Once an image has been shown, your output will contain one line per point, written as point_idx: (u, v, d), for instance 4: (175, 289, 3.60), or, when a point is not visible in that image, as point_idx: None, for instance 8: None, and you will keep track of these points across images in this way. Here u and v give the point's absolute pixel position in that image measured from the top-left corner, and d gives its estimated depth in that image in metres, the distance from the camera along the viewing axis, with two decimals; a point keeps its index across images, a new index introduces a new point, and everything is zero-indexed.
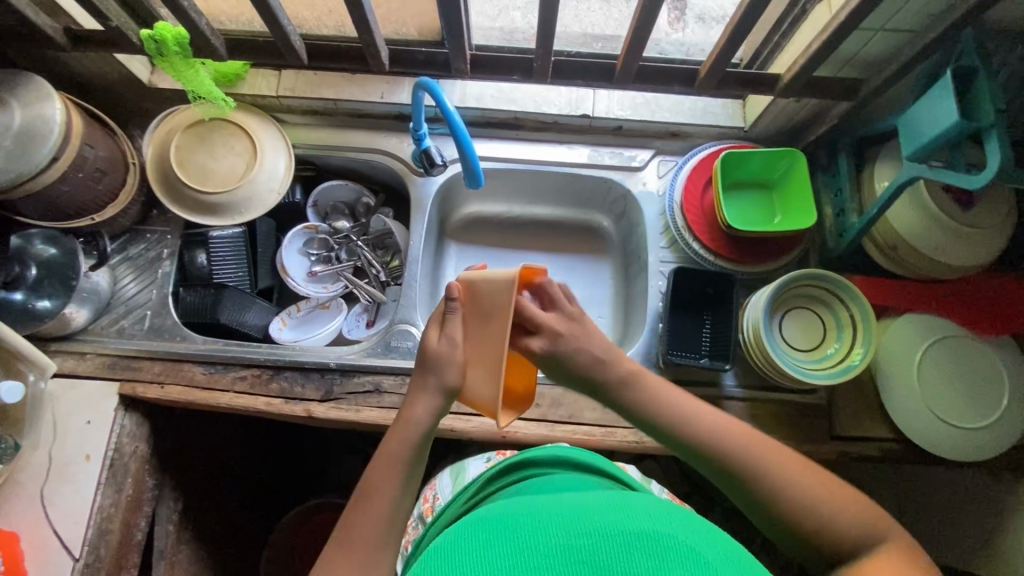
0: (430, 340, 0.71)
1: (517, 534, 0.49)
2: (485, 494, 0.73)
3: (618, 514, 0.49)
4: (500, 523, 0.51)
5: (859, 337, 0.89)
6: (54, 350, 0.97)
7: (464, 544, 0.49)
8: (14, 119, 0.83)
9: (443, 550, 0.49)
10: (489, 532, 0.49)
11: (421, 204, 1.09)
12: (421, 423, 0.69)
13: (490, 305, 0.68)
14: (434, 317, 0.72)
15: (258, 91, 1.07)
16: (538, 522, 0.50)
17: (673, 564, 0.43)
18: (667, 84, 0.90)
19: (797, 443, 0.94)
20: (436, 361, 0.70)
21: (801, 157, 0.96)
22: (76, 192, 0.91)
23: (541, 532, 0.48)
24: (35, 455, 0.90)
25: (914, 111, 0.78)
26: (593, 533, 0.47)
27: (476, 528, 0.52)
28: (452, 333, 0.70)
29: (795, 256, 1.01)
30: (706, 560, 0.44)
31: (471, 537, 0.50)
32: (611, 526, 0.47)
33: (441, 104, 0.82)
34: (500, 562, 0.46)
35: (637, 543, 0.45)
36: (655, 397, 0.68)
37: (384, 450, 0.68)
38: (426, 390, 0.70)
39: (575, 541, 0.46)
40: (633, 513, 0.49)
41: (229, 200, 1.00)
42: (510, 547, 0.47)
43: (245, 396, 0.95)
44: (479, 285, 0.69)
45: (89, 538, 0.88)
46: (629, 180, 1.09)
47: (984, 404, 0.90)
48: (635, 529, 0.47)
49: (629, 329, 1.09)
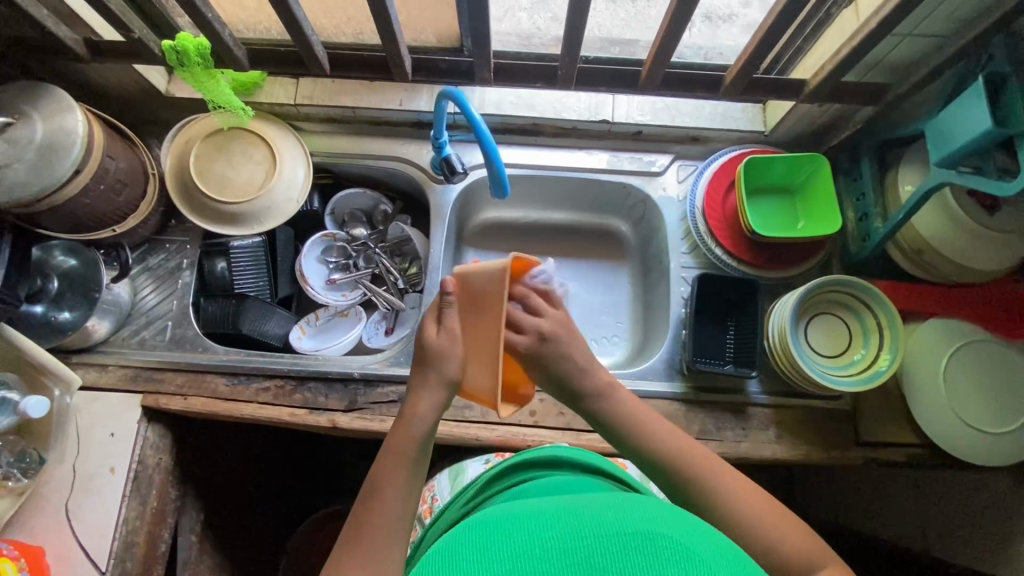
0: (429, 335, 0.69)
1: (513, 538, 0.49)
2: (486, 495, 0.73)
3: (614, 517, 0.49)
4: (497, 529, 0.52)
5: (885, 343, 0.88)
6: (77, 362, 0.97)
7: (462, 551, 0.49)
8: (36, 131, 0.82)
9: (443, 556, 0.50)
10: (485, 537, 0.50)
11: (440, 211, 1.09)
12: (425, 418, 0.67)
13: (485, 294, 0.66)
14: (432, 310, 0.70)
15: (276, 100, 1.07)
16: (533, 527, 0.50)
17: (667, 561, 0.43)
18: (692, 91, 0.89)
19: (822, 449, 0.94)
20: (436, 357, 0.68)
21: (824, 161, 0.95)
22: (98, 204, 0.90)
23: (538, 536, 0.49)
24: (60, 468, 0.90)
25: (942, 117, 0.77)
26: (589, 536, 0.47)
27: (477, 532, 0.52)
28: (451, 326, 0.68)
29: (818, 261, 1.00)
30: (703, 558, 0.44)
31: (472, 542, 0.51)
32: (607, 528, 0.47)
33: (467, 112, 0.81)
34: (497, 567, 0.46)
35: (632, 544, 0.45)
36: (619, 413, 0.69)
37: (392, 446, 0.66)
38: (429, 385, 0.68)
39: (571, 545, 0.47)
40: (629, 515, 0.49)
41: (249, 209, 1.00)
42: (504, 553, 0.48)
43: (268, 407, 0.95)
44: (471, 279, 0.66)
45: (116, 551, 0.88)
46: (648, 185, 1.09)
47: (1003, 412, 0.90)
48: (631, 530, 0.47)
49: (650, 334, 1.09)
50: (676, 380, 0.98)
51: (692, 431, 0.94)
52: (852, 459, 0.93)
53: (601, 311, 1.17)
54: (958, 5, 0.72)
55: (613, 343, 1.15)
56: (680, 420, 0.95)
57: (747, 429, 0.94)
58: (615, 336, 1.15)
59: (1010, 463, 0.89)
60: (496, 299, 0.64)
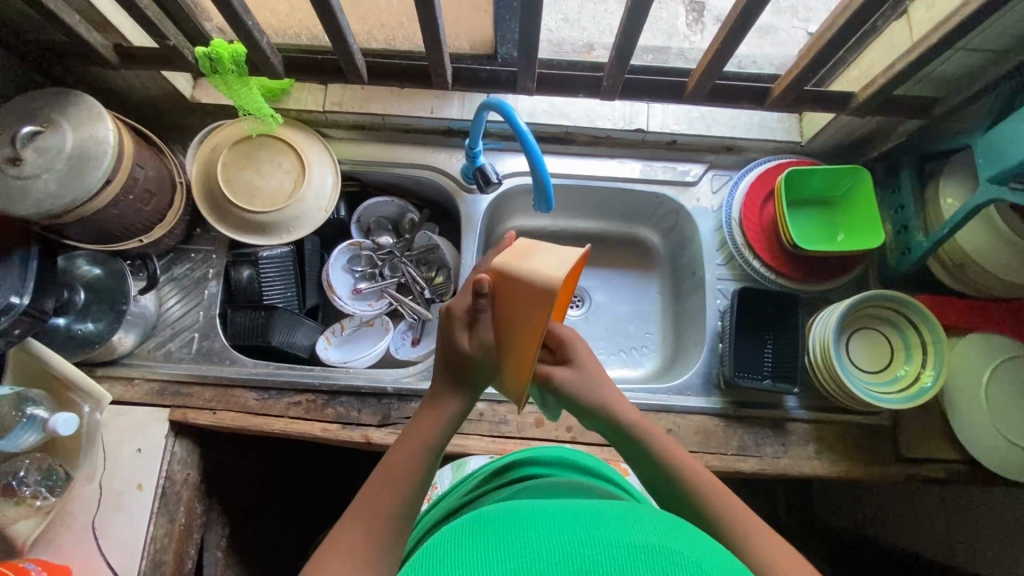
0: (462, 344, 0.63)
1: (513, 537, 0.44)
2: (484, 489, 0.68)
3: (628, 527, 0.45)
4: (497, 525, 0.47)
5: (929, 360, 0.87)
6: (102, 375, 0.94)
7: (458, 547, 0.44)
8: (66, 140, 0.80)
9: (433, 552, 0.44)
10: (485, 533, 0.45)
11: (471, 221, 1.07)
12: (451, 416, 0.64)
13: (523, 307, 0.58)
14: (459, 316, 0.64)
15: (304, 106, 1.04)
16: (537, 526, 0.45)
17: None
18: (737, 102, 0.88)
19: (862, 465, 0.92)
20: (467, 362, 0.63)
21: (865, 174, 0.94)
22: (126, 214, 0.88)
23: (541, 537, 0.44)
24: (87, 485, 0.87)
25: (994, 132, 0.76)
26: (600, 543, 0.42)
27: (471, 529, 0.47)
28: (486, 333, 0.62)
29: (856, 274, 0.99)
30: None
31: (465, 538, 0.45)
32: (621, 537, 0.43)
33: (513, 123, 0.79)
34: (501, 566, 0.41)
35: (649, 556, 0.41)
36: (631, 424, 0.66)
37: (400, 445, 0.62)
38: (451, 392, 0.65)
39: (581, 548, 0.42)
40: (643, 526, 0.45)
41: (279, 219, 0.98)
42: (505, 550, 0.42)
43: (300, 421, 0.93)
44: (513, 282, 0.57)
45: (144, 570, 0.86)
46: (682, 196, 1.07)
47: None
48: (647, 543, 0.43)
49: (683, 346, 1.08)
50: (714, 395, 0.96)
51: (731, 447, 0.92)
52: (892, 475, 0.92)
53: (630, 322, 1.16)
54: (1017, 20, 0.71)
55: (644, 354, 1.13)
56: (719, 436, 0.93)
57: (786, 445, 0.93)
58: (646, 346, 1.13)
59: None
60: (541, 319, 0.56)
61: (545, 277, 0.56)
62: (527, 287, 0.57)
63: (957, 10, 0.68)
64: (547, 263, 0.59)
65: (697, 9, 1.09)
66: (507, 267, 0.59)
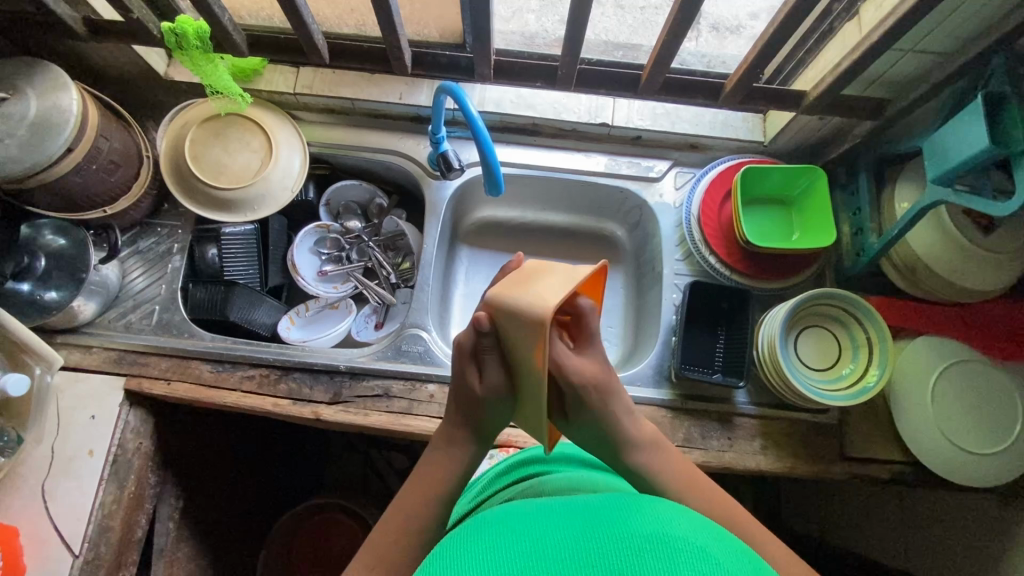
0: (473, 386, 0.67)
1: (518, 540, 0.47)
2: (489, 492, 0.71)
3: (626, 516, 0.47)
4: (501, 528, 0.49)
5: (874, 358, 0.88)
6: (61, 342, 0.96)
7: (467, 554, 0.46)
8: (30, 108, 0.82)
9: (450, 556, 0.47)
10: (490, 538, 0.47)
11: (435, 207, 1.08)
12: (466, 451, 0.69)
13: (524, 339, 0.59)
14: (467, 356, 0.67)
15: (276, 88, 1.06)
16: (543, 529, 0.48)
17: (685, 564, 0.41)
18: (692, 97, 0.90)
19: (808, 464, 0.93)
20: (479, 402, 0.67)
21: (821, 174, 0.95)
22: (90, 183, 0.90)
23: (546, 538, 0.46)
24: (38, 448, 0.89)
25: (939, 134, 0.77)
26: (600, 539, 0.44)
27: (478, 534, 0.50)
28: (493, 372, 0.66)
29: (811, 273, 1.00)
30: (721, 562, 0.42)
31: (475, 543, 0.48)
32: (623, 530, 0.45)
33: (465, 108, 0.81)
34: (507, 567, 0.44)
35: (650, 547, 0.42)
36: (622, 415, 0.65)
37: (415, 481, 0.66)
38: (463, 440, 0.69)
39: (584, 546, 0.44)
40: (642, 515, 0.47)
41: (243, 197, 0.99)
42: (514, 551, 0.45)
43: (253, 396, 0.94)
44: (505, 314, 0.59)
45: (89, 535, 0.87)
46: (646, 191, 1.08)
47: (985, 437, 0.88)
48: (647, 532, 0.44)
49: (640, 342, 1.08)
50: (665, 387, 0.97)
51: (676, 438, 0.93)
52: (836, 474, 0.92)
53: None
54: (960, 23, 0.72)
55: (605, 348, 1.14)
56: (665, 428, 0.94)
57: (732, 439, 0.94)
58: (607, 341, 1.14)
59: (980, 484, 0.87)
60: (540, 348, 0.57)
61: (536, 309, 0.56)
62: (521, 317, 0.58)
63: (897, 8, 0.69)
64: (542, 289, 0.59)
65: None
66: (503, 298, 0.59)
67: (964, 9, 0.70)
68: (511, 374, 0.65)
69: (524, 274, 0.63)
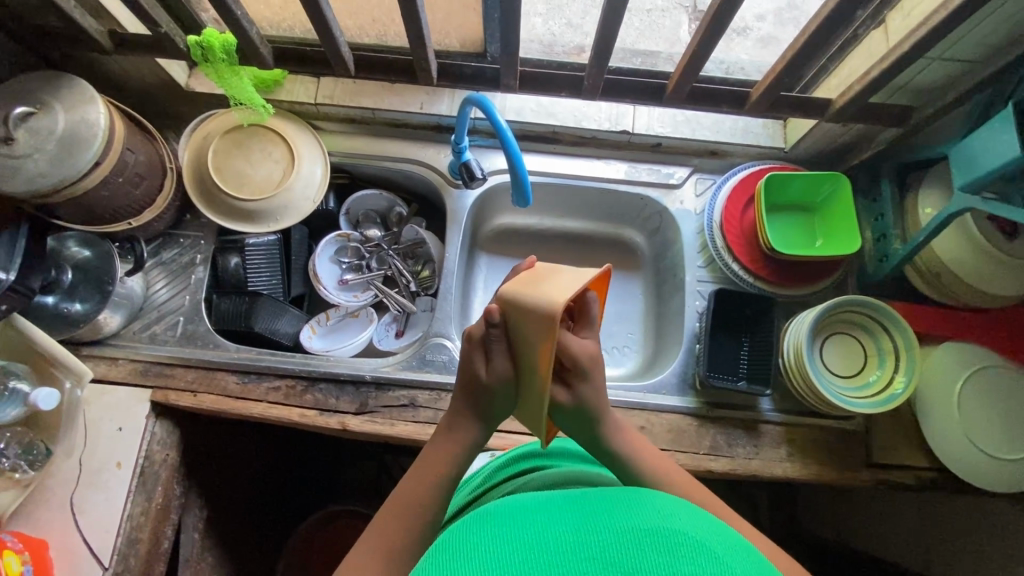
0: (479, 373, 0.64)
1: (518, 533, 0.47)
2: (488, 486, 0.71)
3: (626, 510, 0.47)
4: (503, 522, 0.49)
5: (901, 365, 0.88)
6: (86, 354, 0.96)
7: (466, 548, 0.46)
8: (58, 122, 0.82)
9: (451, 549, 0.47)
10: (492, 533, 0.47)
11: (456, 216, 1.08)
12: (468, 438, 0.66)
13: (529, 337, 0.60)
14: (477, 341, 0.65)
15: (296, 98, 1.07)
16: (543, 522, 0.47)
17: (685, 559, 0.41)
18: (717, 105, 0.90)
19: (835, 470, 0.93)
20: (488, 391, 0.65)
21: (845, 181, 0.95)
22: (116, 197, 0.90)
23: (546, 531, 0.46)
24: (67, 461, 0.89)
25: (967, 142, 0.77)
26: (601, 533, 0.44)
27: (480, 528, 0.49)
28: (501, 361, 0.63)
29: (835, 280, 1.00)
30: (722, 558, 0.42)
31: (474, 538, 0.48)
32: (621, 524, 0.45)
33: (492, 119, 0.81)
34: (507, 562, 0.43)
35: (650, 541, 0.42)
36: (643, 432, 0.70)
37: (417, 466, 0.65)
38: (469, 418, 0.67)
39: (584, 539, 0.44)
40: (642, 509, 0.47)
41: (266, 208, 0.99)
42: (516, 546, 0.45)
43: (279, 406, 0.95)
44: (517, 308, 0.60)
45: (119, 547, 0.87)
46: (666, 198, 1.08)
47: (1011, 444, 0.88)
48: (646, 527, 0.44)
49: (661, 349, 1.08)
50: (689, 395, 0.97)
51: (703, 446, 0.93)
52: (863, 480, 0.92)
53: (612, 322, 1.17)
54: (989, 32, 0.72)
55: (624, 354, 1.14)
56: (691, 436, 0.94)
57: (759, 447, 0.94)
58: (627, 346, 1.14)
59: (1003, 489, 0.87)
60: (548, 344, 0.57)
61: (548, 303, 0.57)
62: (529, 312, 0.59)
63: (928, 18, 0.69)
64: (552, 286, 0.60)
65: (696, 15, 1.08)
66: (515, 295, 0.60)
67: (994, 19, 0.70)
68: (519, 366, 0.64)
69: (536, 278, 0.64)
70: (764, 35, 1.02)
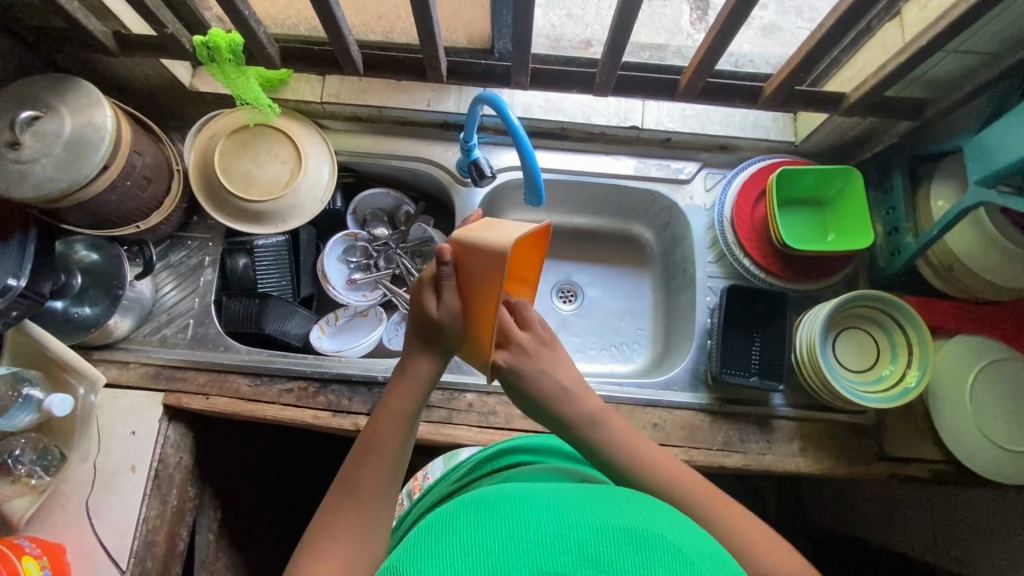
0: (428, 311, 0.65)
1: (499, 516, 0.46)
2: (474, 477, 0.70)
3: (608, 509, 0.47)
4: (483, 506, 0.48)
5: (913, 360, 0.88)
6: (98, 358, 0.96)
7: (444, 529, 0.46)
8: (64, 127, 0.81)
9: (428, 530, 0.47)
10: (474, 516, 0.46)
11: (465, 214, 1.07)
12: (423, 379, 0.67)
13: (481, 276, 0.61)
14: (427, 281, 0.66)
15: (302, 97, 1.06)
16: (524, 507, 0.47)
17: (661, 563, 0.41)
18: (729, 100, 0.89)
19: (847, 464, 0.93)
20: (437, 329, 0.65)
21: (857, 174, 0.95)
22: (123, 200, 0.89)
23: (527, 516, 0.46)
24: (82, 465, 0.89)
25: (984, 135, 0.77)
26: (581, 526, 0.44)
27: (461, 510, 0.49)
28: (450, 300, 0.64)
29: (846, 274, 1.00)
30: (696, 564, 0.42)
31: (450, 521, 0.47)
32: (602, 520, 0.45)
33: (504, 116, 0.80)
34: (486, 545, 0.43)
35: (627, 541, 0.43)
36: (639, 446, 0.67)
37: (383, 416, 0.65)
38: (423, 353, 0.68)
39: (564, 529, 0.44)
40: (623, 510, 0.47)
41: (274, 208, 0.98)
42: (494, 530, 0.44)
43: (292, 408, 0.94)
44: (470, 248, 0.61)
45: (136, 550, 0.87)
46: (676, 193, 1.07)
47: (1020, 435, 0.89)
48: (626, 527, 0.44)
49: (671, 344, 1.08)
50: (701, 391, 0.97)
51: (716, 442, 0.93)
52: (875, 473, 0.93)
53: (621, 318, 1.17)
54: (1008, 25, 0.72)
55: (633, 350, 1.14)
56: (705, 432, 0.94)
57: (771, 442, 0.94)
58: (636, 343, 1.14)
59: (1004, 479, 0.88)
60: (500, 282, 0.59)
61: (499, 241, 0.59)
62: (485, 252, 0.60)
63: (948, 11, 0.69)
64: (499, 232, 0.62)
65: (703, 8, 1.07)
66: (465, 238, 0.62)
67: (1014, 10, 0.69)
68: (468, 307, 0.64)
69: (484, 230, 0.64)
70: (767, 24, 1.01)
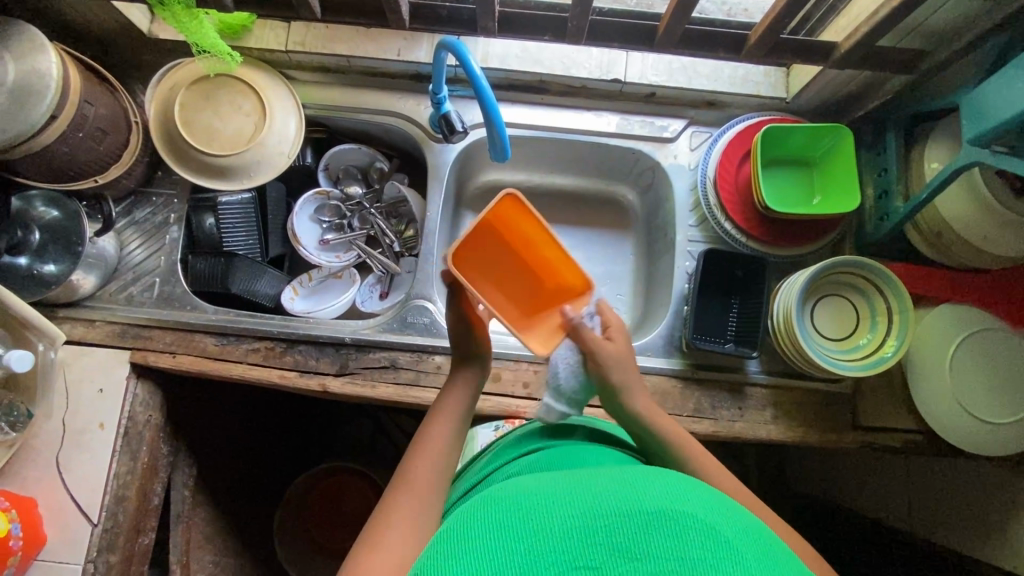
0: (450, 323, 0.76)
1: (528, 513, 0.44)
2: (501, 461, 0.67)
3: (633, 490, 0.45)
4: (507, 503, 0.46)
5: (891, 329, 0.86)
6: (63, 316, 0.95)
7: (472, 531, 0.44)
8: (6, 73, 0.77)
9: (451, 535, 0.45)
10: (500, 515, 0.45)
11: (438, 171, 1.03)
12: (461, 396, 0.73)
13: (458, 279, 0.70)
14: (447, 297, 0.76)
15: (266, 45, 1.00)
16: (548, 498, 0.45)
17: (694, 546, 0.40)
18: (711, 50, 0.84)
19: (820, 433, 0.92)
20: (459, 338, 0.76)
21: (847, 132, 0.89)
22: (77, 153, 0.86)
23: (555, 509, 0.44)
24: (49, 422, 0.89)
25: (979, 92, 0.71)
26: (613, 514, 0.42)
27: (485, 508, 0.47)
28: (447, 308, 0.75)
29: (831, 239, 0.96)
30: (732, 542, 0.41)
31: (477, 523, 0.45)
32: (626, 504, 0.43)
33: (466, 66, 0.75)
34: (518, 548, 0.41)
35: (657, 525, 0.41)
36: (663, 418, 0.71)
37: (439, 407, 0.71)
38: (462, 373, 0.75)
39: (590, 519, 0.42)
40: (645, 488, 0.45)
41: (239, 163, 0.94)
42: (522, 528, 0.43)
43: (258, 367, 0.94)
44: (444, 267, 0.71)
45: (107, 504, 0.88)
46: (659, 152, 1.03)
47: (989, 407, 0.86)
48: (651, 509, 0.43)
49: (649, 310, 1.06)
50: (675, 357, 0.95)
51: (687, 408, 0.92)
52: (848, 442, 0.91)
53: (602, 283, 1.14)
54: None
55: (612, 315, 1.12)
56: (675, 398, 0.93)
57: (743, 409, 0.93)
58: (615, 308, 1.12)
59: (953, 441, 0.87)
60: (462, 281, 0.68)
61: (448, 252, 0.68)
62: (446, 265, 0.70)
63: None
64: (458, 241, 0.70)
65: None
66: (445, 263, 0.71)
67: None
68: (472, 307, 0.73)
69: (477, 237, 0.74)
70: None
